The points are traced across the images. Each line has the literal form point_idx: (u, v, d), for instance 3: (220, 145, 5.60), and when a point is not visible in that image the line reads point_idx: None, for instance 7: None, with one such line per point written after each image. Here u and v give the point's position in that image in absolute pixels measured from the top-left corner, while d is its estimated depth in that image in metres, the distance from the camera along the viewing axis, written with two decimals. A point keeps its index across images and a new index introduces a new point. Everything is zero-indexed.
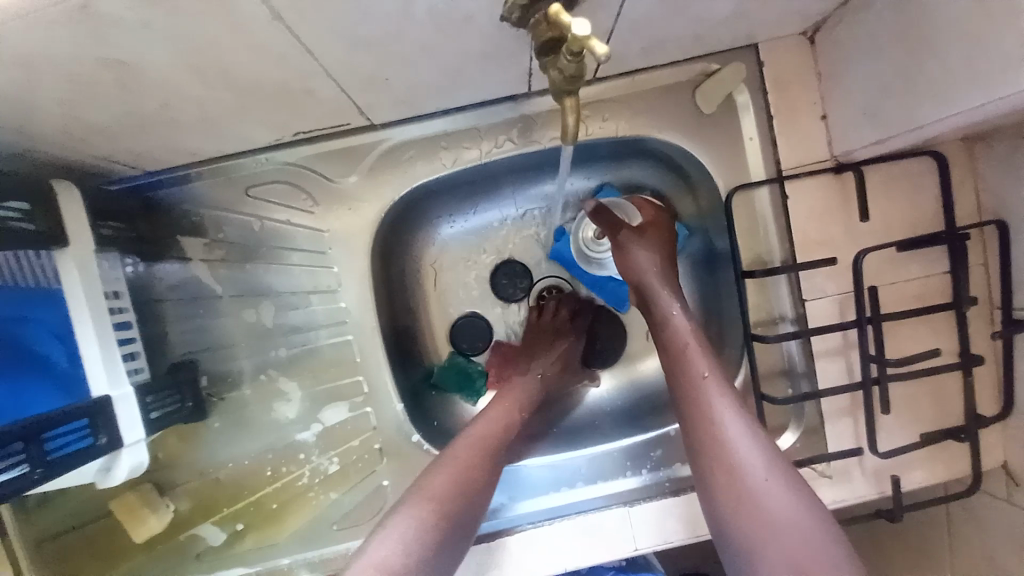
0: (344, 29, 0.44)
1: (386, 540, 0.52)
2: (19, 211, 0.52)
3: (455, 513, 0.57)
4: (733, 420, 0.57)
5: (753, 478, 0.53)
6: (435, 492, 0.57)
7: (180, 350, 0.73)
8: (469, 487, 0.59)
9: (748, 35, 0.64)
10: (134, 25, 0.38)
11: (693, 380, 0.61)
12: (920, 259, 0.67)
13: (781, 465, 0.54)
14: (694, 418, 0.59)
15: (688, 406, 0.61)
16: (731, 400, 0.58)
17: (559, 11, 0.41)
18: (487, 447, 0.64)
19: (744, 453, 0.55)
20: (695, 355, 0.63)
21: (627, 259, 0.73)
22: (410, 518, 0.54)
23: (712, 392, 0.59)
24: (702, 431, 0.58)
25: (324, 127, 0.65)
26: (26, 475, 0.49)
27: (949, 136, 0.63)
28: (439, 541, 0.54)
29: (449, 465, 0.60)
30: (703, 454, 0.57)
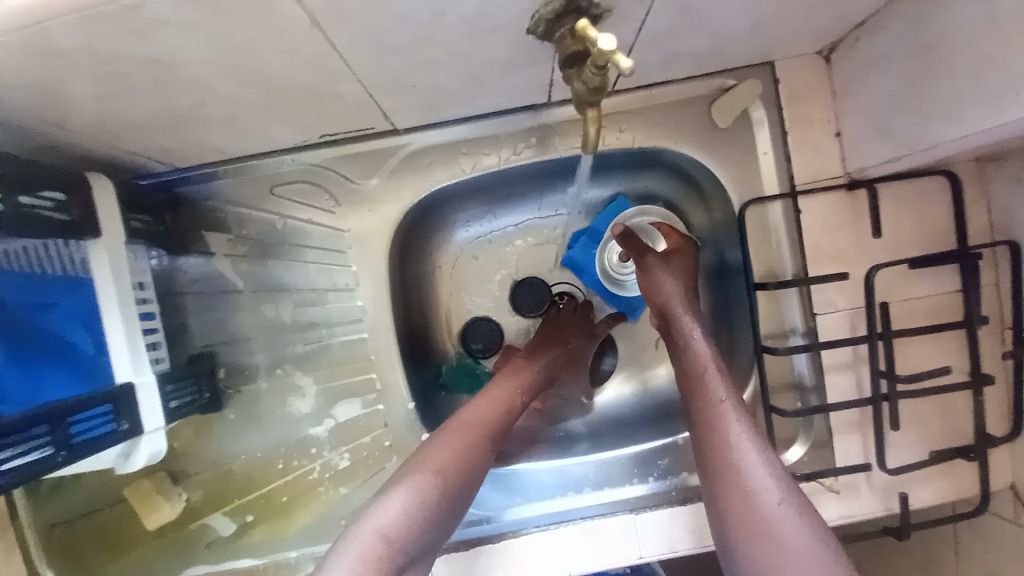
0: (377, 36, 0.46)
1: (387, 508, 0.52)
2: (54, 202, 0.54)
3: (457, 497, 0.56)
4: (749, 446, 0.57)
5: (766, 505, 0.53)
6: (441, 459, 0.57)
7: (199, 342, 0.75)
8: (474, 467, 0.58)
9: (764, 52, 0.66)
10: (179, 27, 0.40)
11: (710, 403, 0.61)
12: (932, 276, 0.68)
13: (796, 494, 0.54)
14: (710, 442, 0.59)
15: (704, 429, 0.61)
16: (748, 427, 0.58)
17: (587, 26, 0.43)
18: (497, 426, 0.63)
19: (758, 480, 0.54)
20: (713, 379, 0.63)
21: (652, 284, 0.74)
22: (414, 485, 0.54)
23: (730, 418, 0.59)
24: (717, 456, 0.58)
25: (349, 130, 0.67)
26: (50, 457, 0.51)
27: (962, 156, 0.63)
28: (438, 520, 0.54)
29: (453, 438, 0.59)
30: (717, 479, 0.57)
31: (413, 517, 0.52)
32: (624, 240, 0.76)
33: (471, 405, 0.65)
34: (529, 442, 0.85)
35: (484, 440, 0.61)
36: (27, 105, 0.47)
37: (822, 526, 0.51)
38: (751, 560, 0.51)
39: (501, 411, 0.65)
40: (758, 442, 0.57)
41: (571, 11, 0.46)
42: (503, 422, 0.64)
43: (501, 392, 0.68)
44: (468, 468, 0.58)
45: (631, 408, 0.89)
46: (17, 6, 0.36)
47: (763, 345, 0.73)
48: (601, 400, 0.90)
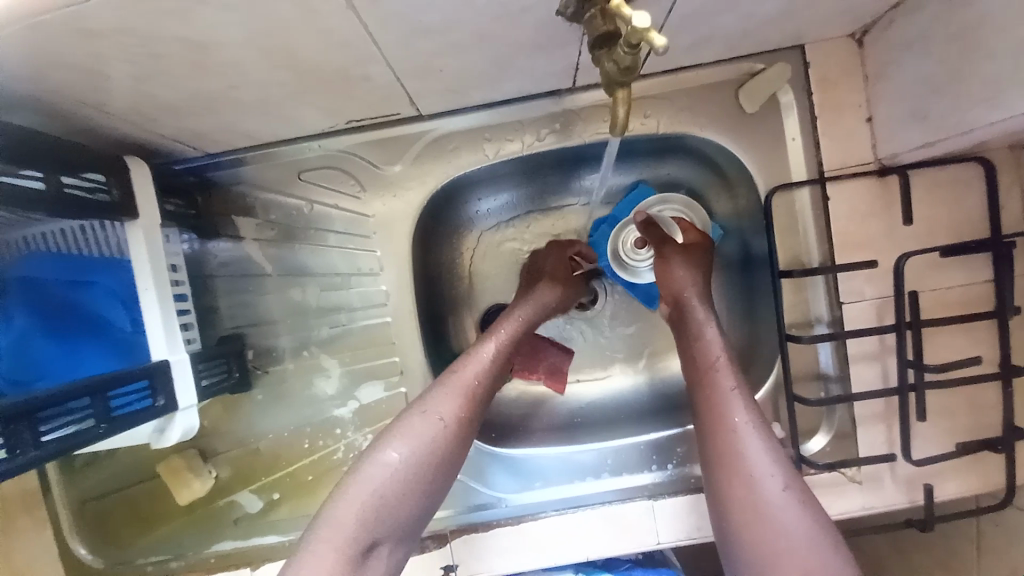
0: (409, 18, 0.46)
1: (365, 484, 0.54)
2: (94, 184, 0.56)
3: (432, 483, 0.57)
4: (754, 438, 0.57)
5: (769, 492, 0.54)
6: (416, 440, 0.57)
7: (229, 324, 0.77)
8: (449, 451, 0.58)
9: (795, 35, 0.65)
10: (220, 7, 0.40)
11: (715, 395, 0.61)
12: (964, 265, 0.66)
13: (799, 486, 0.55)
14: (711, 431, 0.60)
15: (707, 418, 0.61)
16: (756, 421, 0.58)
17: (621, 5, 0.42)
18: (474, 406, 0.62)
19: (761, 468, 0.56)
20: (721, 371, 0.63)
21: (667, 275, 0.74)
22: (385, 467, 0.55)
23: (736, 408, 0.59)
24: (717, 444, 0.59)
25: (373, 116, 0.68)
26: (91, 429, 0.53)
27: (998, 141, 0.62)
28: (414, 501, 0.55)
29: (434, 415, 0.59)
30: (719, 466, 0.58)
31: (387, 498, 0.54)
32: (646, 229, 0.80)
33: (445, 379, 0.63)
34: (547, 428, 0.88)
35: (458, 422, 0.60)
36: (71, 85, 0.48)
37: (823, 513, 0.53)
38: (749, 539, 0.54)
39: (476, 388, 0.63)
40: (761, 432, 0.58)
41: None
42: (480, 401, 0.63)
43: (476, 365, 0.65)
44: (441, 452, 0.58)
45: (645, 398, 0.88)
46: None
47: (787, 333, 0.72)
48: (621, 386, 0.89)
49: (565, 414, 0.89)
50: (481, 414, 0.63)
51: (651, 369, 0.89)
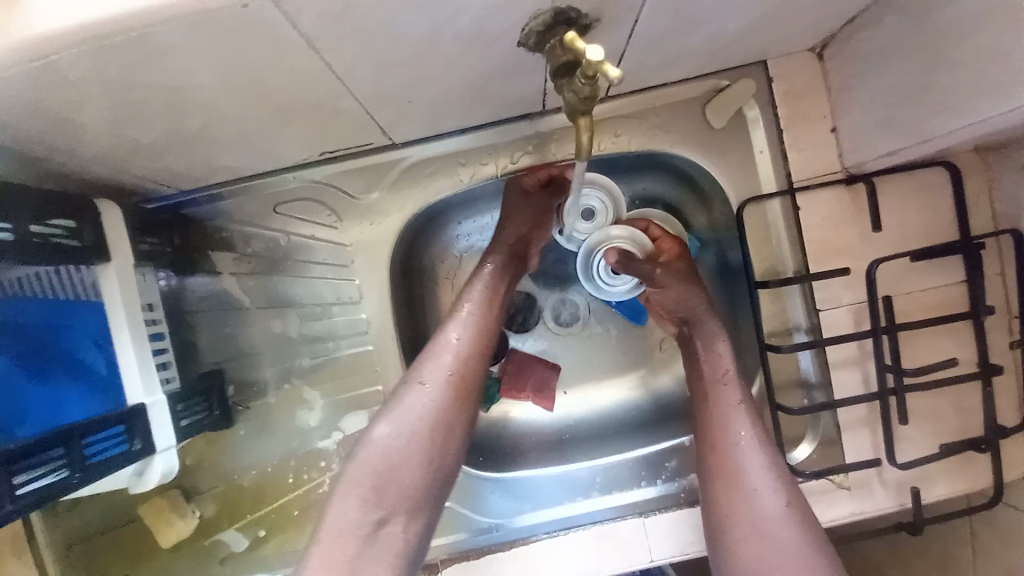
0: (376, 53, 0.46)
1: (363, 462, 0.58)
2: (64, 229, 0.55)
3: (434, 450, 0.60)
4: (753, 452, 0.60)
5: (770, 511, 0.57)
6: (403, 417, 0.60)
7: (209, 359, 0.76)
8: (444, 417, 0.60)
9: (759, 51, 0.66)
10: (185, 53, 0.41)
11: (721, 410, 0.63)
12: (936, 269, 0.67)
13: (797, 501, 0.58)
14: (714, 445, 0.62)
15: (709, 429, 0.63)
16: (760, 439, 0.60)
17: (575, 38, 0.43)
18: (466, 367, 0.63)
19: (760, 485, 0.58)
20: (726, 386, 0.64)
21: (666, 299, 0.71)
22: (379, 444, 0.59)
23: (741, 423, 0.62)
24: (718, 457, 0.61)
25: (347, 147, 0.68)
26: (66, 479, 0.52)
27: (961, 147, 0.63)
28: (416, 471, 0.58)
29: (420, 392, 0.61)
30: (720, 479, 0.60)
31: (386, 474, 0.57)
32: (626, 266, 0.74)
33: (433, 345, 0.64)
34: (538, 448, 0.87)
35: (448, 388, 0.61)
36: (40, 133, 0.48)
37: (816, 528, 0.56)
38: (744, 557, 0.56)
39: (465, 351, 0.63)
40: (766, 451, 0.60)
41: (561, 22, 0.47)
42: (472, 359, 0.63)
43: (460, 328, 0.65)
44: (433, 422, 0.60)
45: (632, 413, 0.88)
46: (33, 39, 0.37)
47: (766, 343, 0.73)
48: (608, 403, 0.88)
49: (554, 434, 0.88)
50: (479, 372, 0.64)
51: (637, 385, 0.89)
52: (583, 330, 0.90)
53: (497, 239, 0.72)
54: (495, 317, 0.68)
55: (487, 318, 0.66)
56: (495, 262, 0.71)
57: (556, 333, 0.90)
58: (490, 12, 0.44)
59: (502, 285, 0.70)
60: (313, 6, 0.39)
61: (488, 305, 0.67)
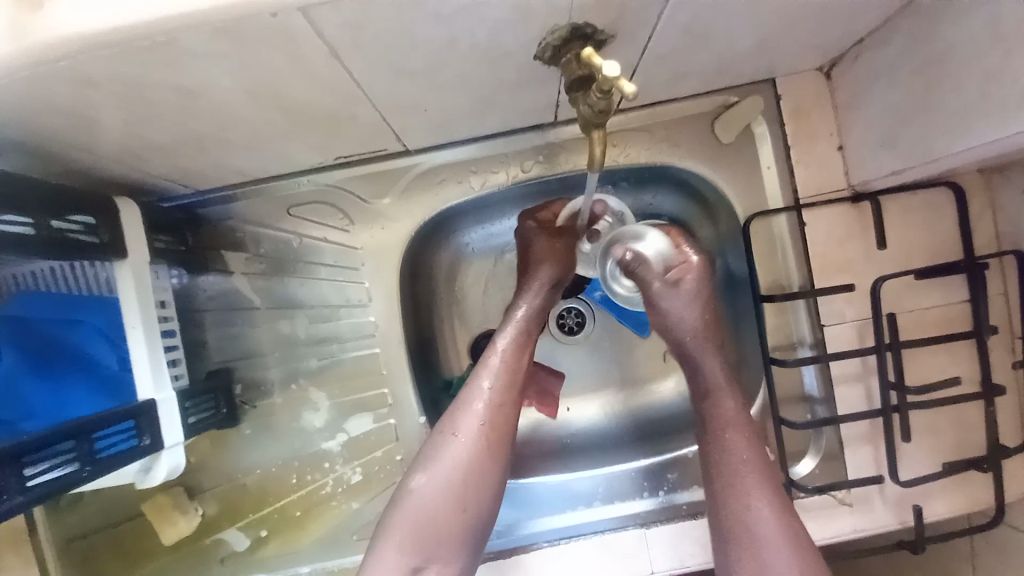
0: (394, 61, 0.48)
1: (407, 507, 0.58)
2: (82, 225, 0.56)
3: (474, 491, 0.59)
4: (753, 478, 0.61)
5: (776, 539, 0.58)
6: (442, 465, 0.59)
7: (217, 358, 0.77)
8: (476, 466, 0.60)
9: (767, 69, 0.67)
10: (208, 56, 0.42)
11: (729, 455, 0.63)
12: (941, 287, 0.68)
13: (793, 528, 0.58)
14: (723, 489, 0.62)
15: (720, 471, 0.62)
16: (757, 465, 0.62)
17: (592, 54, 0.45)
18: (500, 411, 0.62)
19: (766, 530, 0.58)
20: (727, 413, 0.65)
21: (661, 316, 0.70)
22: (418, 494, 0.58)
23: (742, 450, 0.63)
24: (728, 497, 0.61)
25: (363, 152, 0.69)
26: (76, 471, 0.52)
27: (965, 168, 0.64)
28: (453, 515, 0.58)
29: (457, 439, 0.61)
30: (732, 518, 0.60)
31: (422, 522, 0.57)
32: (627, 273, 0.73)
33: (467, 391, 0.64)
34: (540, 456, 0.86)
35: (484, 429, 0.61)
36: (63, 130, 0.49)
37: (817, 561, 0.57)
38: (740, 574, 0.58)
39: (494, 400, 0.63)
40: (777, 503, 0.60)
41: (577, 37, 0.49)
42: (506, 402, 0.63)
43: (490, 376, 0.64)
44: (473, 464, 0.60)
45: (633, 423, 0.88)
46: (53, 36, 0.38)
47: (771, 357, 0.73)
48: (610, 413, 0.89)
49: (555, 442, 0.88)
50: (513, 412, 0.64)
51: (639, 395, 0.89)
52: (588, 340, 0.91)
53: (529, 278, 0.73)
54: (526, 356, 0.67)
55: (519, 358, 0.66)
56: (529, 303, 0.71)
57: (560, 342, 0.90)
58: (506, 26, 0.45)
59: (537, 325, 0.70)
60: (335, 15, 0.40)
61: (521, 345, 0.67)
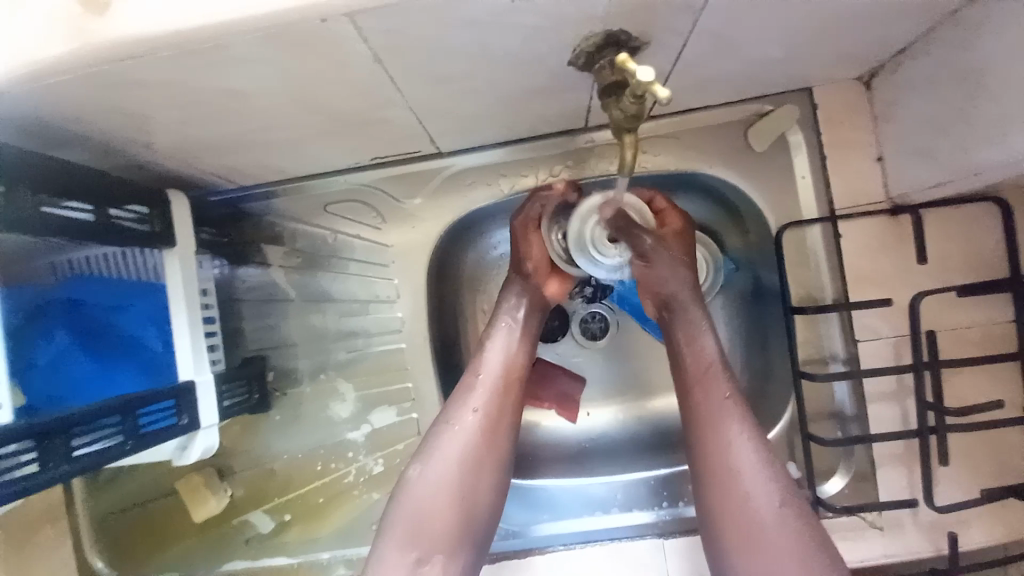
0: (433, 67, 0.50)
1: (406, 499, 0.58)
2: (137, 215, 0.60)
3: (473, 483, 0.60)
4: (749, 469, 0.57)
5: (781, 536, 0.53)
6: (439, 457, 0.60)
7: (253, 345, 0.81)
8: (475, 457, 0.60)
9: (804, 78, 0.66)
10: (260, 61, 0.44)
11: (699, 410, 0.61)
12: (985, 305, 0.65)
13: (798, 520, 0.54)
14: (701, 450, 0.60)
15: (699, 440, 0.60)
16: (753, 456, 0.57)
17: (626, 60, 0.46)
18: (495, 401, 0.64)
19: (749, 487, 0.56)
20: (715, 394, 0.61)
21: (649, 275, 0.66)
22: (417, 485, 0.59)
23: (736, 442, 0.58)
24: (710, 462, 0.59)
25: (397, 153, 0.72)
26: (120, 445, 0.56)
27: (1014, 182, 0.62)
28: (452, 506, 0.58)
29: (455, 432, 0.61)
30: (711, 481, 0.58)
31: (421, 517, 0.57)
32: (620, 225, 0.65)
33: (464, 384, 0.65)
34: (558, 460, 0.86)
35: (481, 423, 0.62)
36: (126, 127, 0.53)
37: (811, 522, 0.54)
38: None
39: (490, 392, 0.64)
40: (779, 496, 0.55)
41: (611, 43, 0.49)
42: (502, 392, 0.64)
43: (487, 369, 0.65)
44: (470, 456, 0.60)
45: (654, 432, 0.87)
46: (122, 42, 0.41)
47: (800, 370, 0.71)
48: (633, 420, 0.88)
49: (574, 447, 0.88)
50: (512, 406, 0.65)
51: (661, 404, 0.88)
52: (610, 346, 0.90)
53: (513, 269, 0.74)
54: (529, 348, 0.69)
55: (519, 354, 0.67)
56: (517, 296, 0.71)
57: (583, 347, 0.90)
58: (541, 33, 0.46)
59: (535, 319, 0.71)
60: (378, 23, 0.42)
61: (517, 339, 0.68)
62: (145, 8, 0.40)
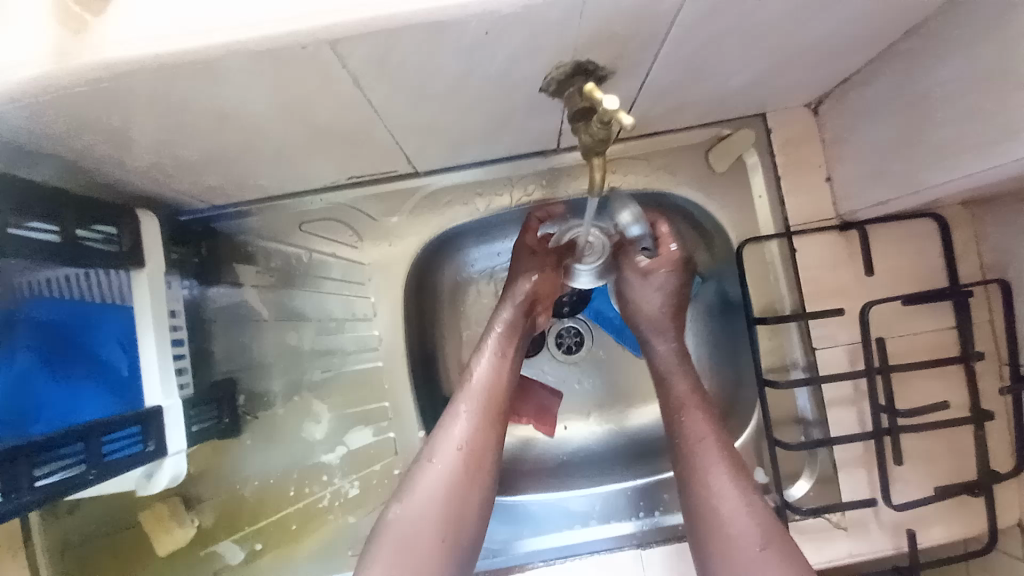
0: (414, 90, 0.51)
1: (389, 534, 0.58)
2: (104, 236, 0.59)
3: (459, 515, 0.60)
4: (726, 491, 0.61)
5: (760, 553, 0.57)
6: (420, 494, 0.60)
7: (223, 367, 0.79)
8: (458, 494, 0.60)
9: (759, 105, 0.71)
10: (244, 80, 0.45)
11: (689, 432, 0.65)
12: (929, 314, 0.70)
13: (778, 537, 0.58)
14: (691, 473, 0.63)
15: (682, 462, 0.65)
16: (732, 479, 0.62)
17: (593, 90, 0.49)
18: (480, 434, 0.64)
19: (729, 506, 0.60)
20: (691, 419, 0.66)
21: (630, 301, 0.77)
22: (398, 522, 0.59)
23: (715, 466, 0.63)
24: (692, 484, 0.63)
25: (374, 172, 0.73)
26: (84, 473, 0.53)
27: (948, 200, 0.68)
28: (437, 541, 0.58)
29: (438, 469, 0.61)
30: (699, 501, 0.62)
31: (406, 551, 0.57)
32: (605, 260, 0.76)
33: (448, 416, 0.65)
34: (537, 475, 0.87)
35: (461, 458, 0.62)
36: (101, 144, 0.53)
37: (786, 538, 0.58)
38: None
39: (474, 424, 0.64)
40: (758, 516, 0.59)
41: (580, 72, 0.52)
42: (487, 425, 0.65)
43: (470, 400, 0.66)
44: (453, 491, 0.61)
45: (629, 442, 0.88)
46: (103, 61, 0.41)
47: (765, 378, 0.75)
48: (612, 431, 0.90)
49: (553, 460, 0.89)
50: (496, 436, 0.65)
51: (636, 415, 0.90)
52: (585, 359, 0.92)
53: (512, 292, 0.73)
54: (512, 374, 0.69)
55: (500, 380, 0.68)
56: (504, 322, 0.72)
57: (560, 361, 0.92)
58: (518, 61, 0.49)
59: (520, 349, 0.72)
60: (363, 48, 0.43)
61: (503, 369, 0.69)
62: (126, 24, 0.40)
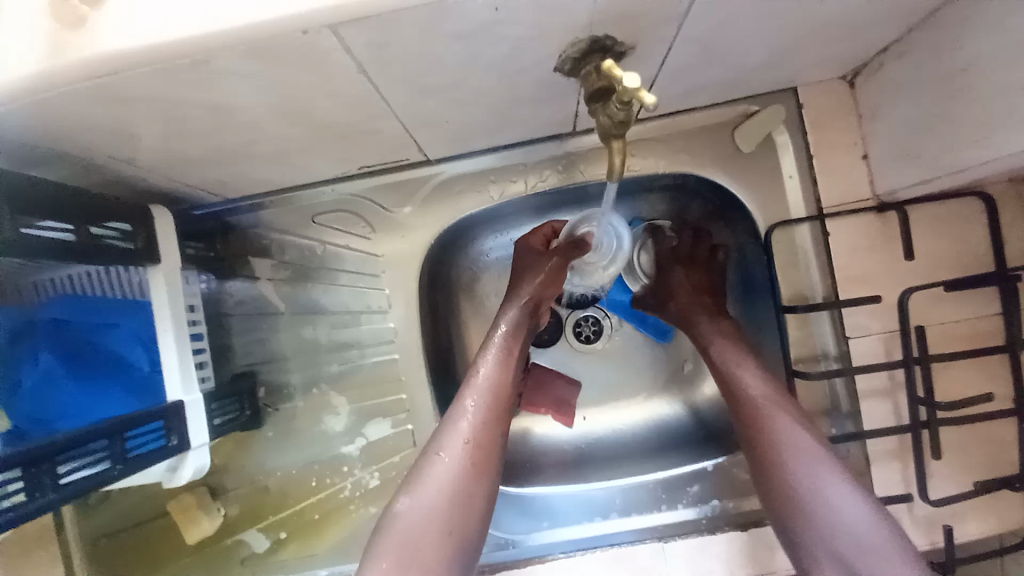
0: (418, 76, 0.49)
1: (396, 523, 0.58)
2: (119, 233, 0.59)
3: (462, 511, 0.59)
4: (813, 463, 0.59)
5: (861, 520, 0.55)
6: (425, 487, 0.59)
7: (242, 360, 0.79)
8: (465, 487, 0.60)
9: (789, 79, 0.66)
10: (242, 75, 0.43)
11: (759, 406, 0.64)
12: (973, 299, 0.65)
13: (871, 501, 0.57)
14: (768, 448, 0.62)
15: (757, 438, 0.63)
16: (816, 451, 0.60)
17: (612, 67, 0.46)
18: (485, 429, 0.63)
19: (816, 476, 0.58)
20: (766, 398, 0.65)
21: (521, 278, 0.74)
22: (403, 515, 0.58)
23: (799, 441, 0.61)
24: (768, 459, 0.61)
25: (387, 162, 0.70)
26: (107, 470, 0.54)
27: (996, 177, 0.62)
28: (441, 536, 0.57)
29: (446, 463, 0.61)
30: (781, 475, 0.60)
31: (411, 542, 0.56)
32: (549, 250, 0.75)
33: (453, 411, 0.64)
34: (557, 467, 0.86)
35: (466, 453, 0.61)
36: (105, 144, 0.52)
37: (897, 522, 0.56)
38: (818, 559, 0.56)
39: (480, 417, 0.63)
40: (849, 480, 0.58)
41: (596, 50, 0.49)
42: (491, 421, 0.63)
43: (476, 395, 0.64)
44: (458, 486, 0.60)
45: (648, 433, 0.87)
46: (99, 60, 0.40)
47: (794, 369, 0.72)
48: (633, 422, 0.88)
49: (575, 452, 0.88)
50: (500, 433, 0.64)
51: (657, 405, 0.88)
52: (606, 349, 0.90)
53: (515, 293, 0.72)
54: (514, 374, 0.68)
55: (503, 379, 0.66)
56: (509, 320, 0.70)
57: (579, 351, 0.90)
58: (526, 43, 0.46)
59: (518, 345, 0.69)
60: (362, 36, 0.41)
61: (506, 366, 0.67)
62: (122, 22, 0.39)
